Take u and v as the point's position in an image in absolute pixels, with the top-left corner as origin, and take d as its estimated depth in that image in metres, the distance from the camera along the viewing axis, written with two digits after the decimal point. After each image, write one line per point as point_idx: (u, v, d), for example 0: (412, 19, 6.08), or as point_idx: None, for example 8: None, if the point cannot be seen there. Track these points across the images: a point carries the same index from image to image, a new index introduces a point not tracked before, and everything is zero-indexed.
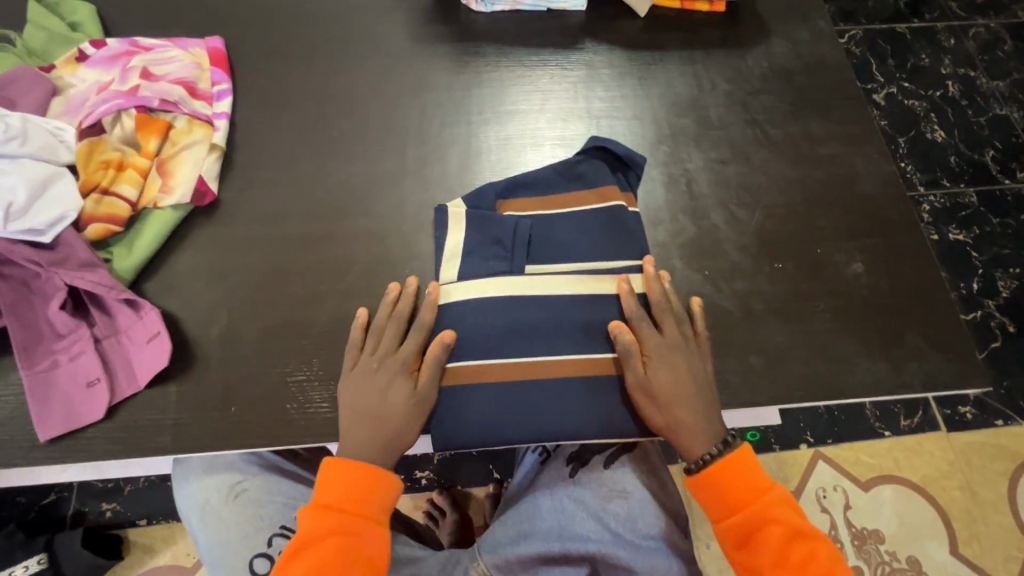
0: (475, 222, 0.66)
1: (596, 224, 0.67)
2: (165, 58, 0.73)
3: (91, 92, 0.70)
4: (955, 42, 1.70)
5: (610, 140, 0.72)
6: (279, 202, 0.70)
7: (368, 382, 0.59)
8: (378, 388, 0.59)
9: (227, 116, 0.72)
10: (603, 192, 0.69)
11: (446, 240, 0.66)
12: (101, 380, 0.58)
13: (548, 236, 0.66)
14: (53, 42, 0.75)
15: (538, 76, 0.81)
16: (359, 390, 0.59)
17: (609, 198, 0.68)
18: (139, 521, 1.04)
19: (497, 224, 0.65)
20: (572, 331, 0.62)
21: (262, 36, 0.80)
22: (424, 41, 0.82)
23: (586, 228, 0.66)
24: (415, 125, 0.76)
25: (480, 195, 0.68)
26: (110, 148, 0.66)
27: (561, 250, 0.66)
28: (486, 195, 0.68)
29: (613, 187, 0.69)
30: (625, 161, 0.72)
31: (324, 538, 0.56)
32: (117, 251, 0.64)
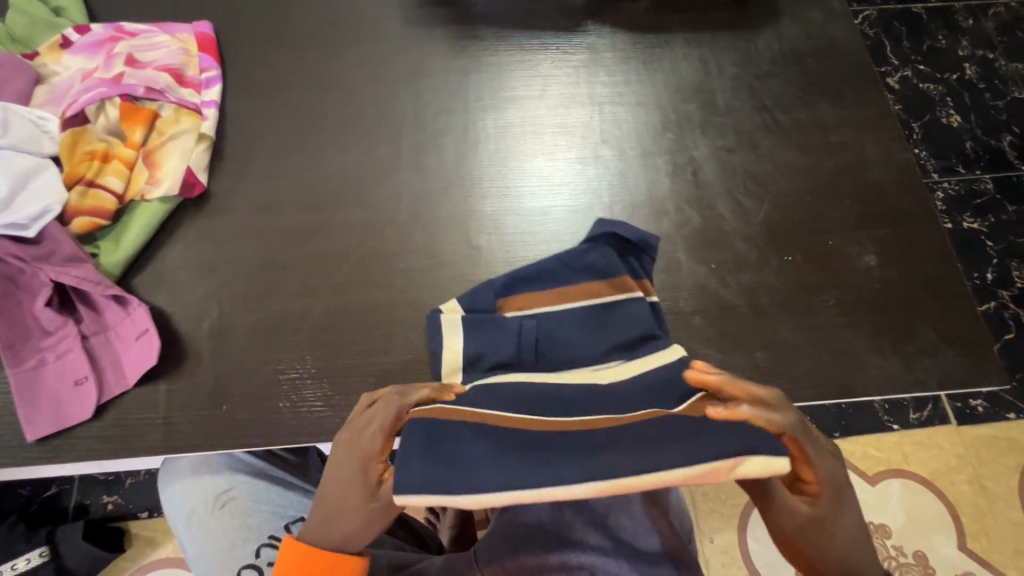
0: (474, 326, 0.58)
1: (604, 315, 0.58)
2: (151, 44, 0.70)
3: (75, 79, 0.68)
4: (973, 22, 1.64)
5: (621, 222, 0.63)
6: (271, 194, 0.68)
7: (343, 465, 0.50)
8: (347, 480, 0.49)
9: (216, 105, 0.70)
10: (615, 282, 0.60)
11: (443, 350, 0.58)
12: (89, 378, 0.57)
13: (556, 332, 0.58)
14: (35, 28, 0.72)
15: (538, 60, 0.78)
16: (339, 471, 0.50)
17: (622, 289, 0.60)
18: (141, 513, 1.04)
19: (498, 327, 0.57)
20: (598, 393, 0.50)
21: (251, 20, 0.78)
22: (420, 25, 0.79)
23: (597, 320, 0.58)
24: (411, 112, 0.73)
25: (476, 295, 0.60)
26: (95, 138, 0.64)
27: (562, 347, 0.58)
28: (483, 294, 0.60)
29: (625, 277, 0.60)
30: (638, 246, 0.62)
31: None
32: (104, 246, 0.62)
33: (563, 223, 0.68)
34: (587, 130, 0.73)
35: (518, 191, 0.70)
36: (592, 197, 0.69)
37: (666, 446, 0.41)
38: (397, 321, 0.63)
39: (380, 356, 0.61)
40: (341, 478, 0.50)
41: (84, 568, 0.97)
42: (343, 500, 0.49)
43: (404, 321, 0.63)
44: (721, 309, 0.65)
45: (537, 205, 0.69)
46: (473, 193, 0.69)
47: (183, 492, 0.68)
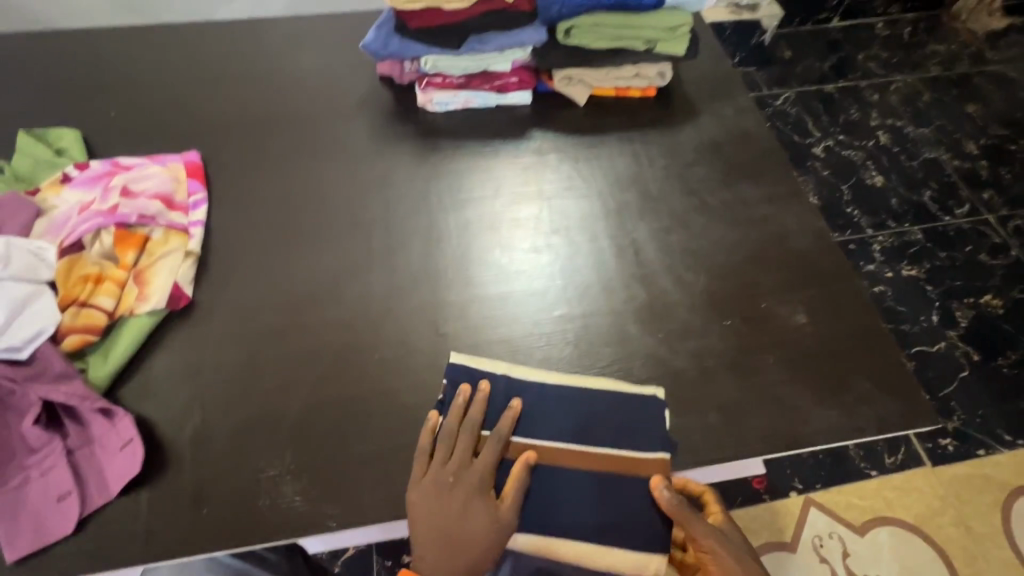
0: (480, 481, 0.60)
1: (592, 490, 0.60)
2: (143, 176, 0.78)
3: (73, 211, 0.75)
4: (879, 97, 1.89)
5: (645, 403, 0.63)
6: (254, 300, 0.74)
7: (442, 504, 0.58)
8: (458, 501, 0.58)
9: (202, 224, 0.78)
10: (633, 463, 0.61)
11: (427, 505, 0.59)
12: (72, 492, 0.59)
13: (543, 496, 0.60)
14: (38, 167, 0.82)
15: (492, 165, 0.88)
16: (437, 507, 0.58)
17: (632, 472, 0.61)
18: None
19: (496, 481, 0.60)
20: (571, 508, 0.60)
21: (237, 147, 0.88)
22: (385, 141, 0.90)
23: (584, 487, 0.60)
24: (380, 217, 0.82)
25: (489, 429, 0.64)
26: (89, 263, 0.70)
27: (555, 493, 0.60)
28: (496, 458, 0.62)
29: (638, 457, 0.61)
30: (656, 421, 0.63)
31: None
32: (93, 361, 0.66)
33: (522, 306, 0.75)
34: (538, 222, 0.82)
35: (480, 280, 0.77)
36: (547, 281, 0.77)
37: (578, 411, 0.63)
38: (370, 411, 0.67)
39: (357, 446, 0.65)
40: (441, 501, 0.58)
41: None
42: (456, 527, 0.57)
43: (378, 410, 0.67)
44: (673, 375, 0.71)
45: (498, 290, 0.76)
46: (439, 285, 0.76)
47: None
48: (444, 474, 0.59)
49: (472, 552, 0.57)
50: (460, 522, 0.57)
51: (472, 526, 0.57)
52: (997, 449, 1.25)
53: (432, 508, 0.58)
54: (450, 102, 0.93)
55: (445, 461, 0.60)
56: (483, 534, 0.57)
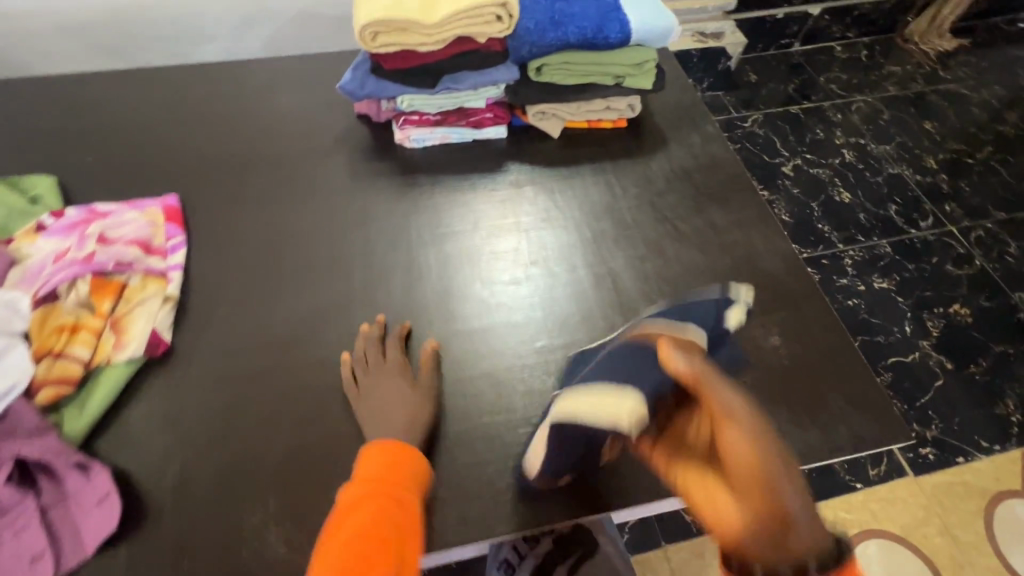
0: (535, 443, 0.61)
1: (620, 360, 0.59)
2: (120, 221, 0.78)
3: (48, 260, 0.74)
4: (841, 117, 1.98)
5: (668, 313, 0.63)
6: (233, 344, 0.73)
7: (376, 386, 0.68)
8: (410, 399, 0.67)
9: (180, 267, 0.78)
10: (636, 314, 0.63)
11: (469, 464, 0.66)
12: (46, 552, 0.57)
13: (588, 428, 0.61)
14: (12, 217, 0.80)
15: (469, 198, 0.90)
16: (371, 392, 0.68)
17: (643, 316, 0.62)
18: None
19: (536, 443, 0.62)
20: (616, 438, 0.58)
21: (215, 188, 0.88)
22: (363, 178, 0.92)
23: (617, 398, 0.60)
24: (360, 254, 0.82)
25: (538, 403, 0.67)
26: (64, 312, 0.68)
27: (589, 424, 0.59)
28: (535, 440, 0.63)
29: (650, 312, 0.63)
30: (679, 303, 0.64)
31: (359, 508, 0.56)
32: (68, 415, 0.65)
33: (502, 337, 0.76)
34: (517, 254, 0.84)
35: (461, 313, 0.78)
36: (526, 312, 0.78)
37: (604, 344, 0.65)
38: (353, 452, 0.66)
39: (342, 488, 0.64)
40: (394, 396, 0.67)
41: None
42: (388, 403, 0.67)
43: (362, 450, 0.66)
44: None
45: (477, 322, 0.77)
46: (421, 321, 0.77)
47: None
48: (373, 366, 0.70)
49: (409, 421, 0.66)
50: (408, 412, 0.66)
51: (400, 392, 0.67)
52: (975, 455, 1.28)
53: (373, 393, 0.68)
54: (426, 138, 0.95)
55: (369, 365, 0.70)
56: (411, 393, 0.68)
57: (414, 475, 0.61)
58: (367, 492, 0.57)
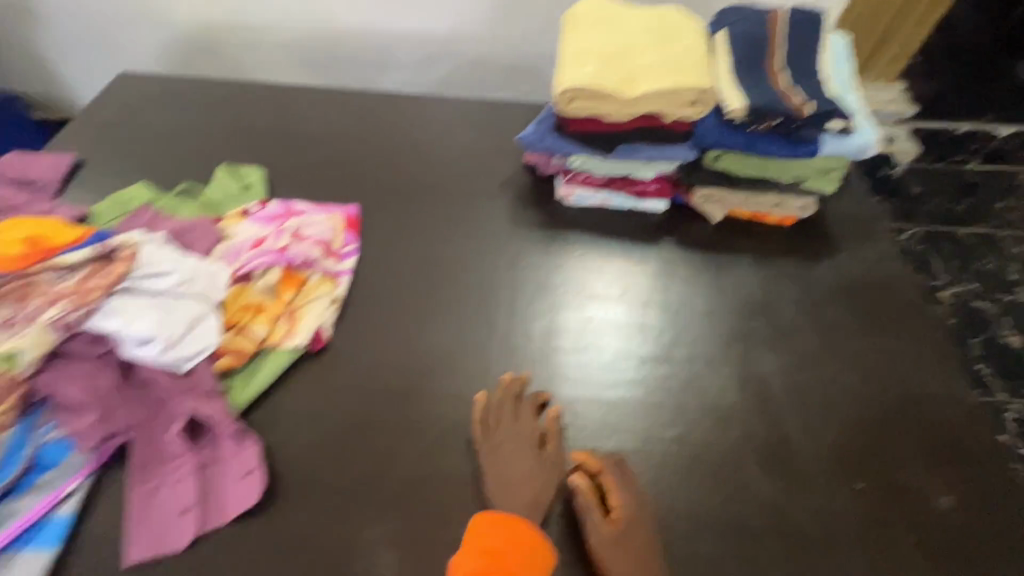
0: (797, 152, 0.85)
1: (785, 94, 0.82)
2: (312, 221, 0.87)
3: (246, 244, 0.84)
4: (1019, 249, 1.76)
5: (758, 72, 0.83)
6: (381, 356, 0.78)
7: (506, 454, 0.68)
8: (536, 474, 0.67)
9: (349, 273, 0.85)
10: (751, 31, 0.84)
11: (681, 464, 0.70)
12: (191, 510, 0.63)
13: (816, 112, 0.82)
14: (227, 198, 0.94)
15: (618, 266, 0.90)
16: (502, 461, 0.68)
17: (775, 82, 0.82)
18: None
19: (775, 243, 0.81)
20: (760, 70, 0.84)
21: (389, 207, 0.96)
22: (521, 225, 0.96)
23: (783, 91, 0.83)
24: (507, 298, 0.85)
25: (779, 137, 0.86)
26: (253, 294, 0.78)
27: None
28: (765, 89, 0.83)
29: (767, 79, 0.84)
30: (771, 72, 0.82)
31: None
32: (237, 383, 0.72)
33: (629, 417, 0.73)
34: (658, 333, 0.82)
35: (595, 382, 0.77)
36: (663, 396, 0.76)
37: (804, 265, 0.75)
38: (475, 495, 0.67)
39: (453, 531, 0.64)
40: (519, 462, 0.68)
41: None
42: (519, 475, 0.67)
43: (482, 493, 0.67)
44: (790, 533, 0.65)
45: (599, 393, 0.76)
46: (554, 379, 0.77)
47: None
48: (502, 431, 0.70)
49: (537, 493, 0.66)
50: (529, 479, 0.67)
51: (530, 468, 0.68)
52: None
53: (502, 461, 0.68)
54: (587, 198, 0.98)
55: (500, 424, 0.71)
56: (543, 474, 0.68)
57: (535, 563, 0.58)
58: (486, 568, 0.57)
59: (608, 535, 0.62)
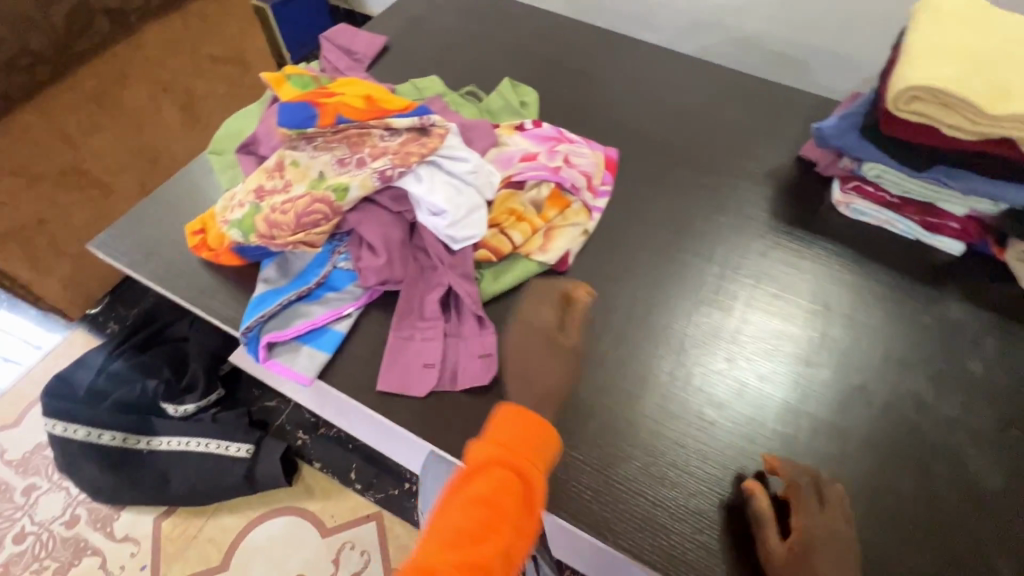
0: None
1: None
2: (580, 152, 0.90)
3: (517, 155, 0.87)
4: None
5: None
6: (614, 301, 0.80)
7: (531, 343, 0.69)
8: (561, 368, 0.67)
9: (600, 211, 0.87)
10: None
11: (909, 525, 0.64)
12: (434, 367, 0.71)
13: None
14: (503, 109, 0.99)
15: (881, 295, 0.81)
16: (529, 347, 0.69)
17: None
18: (242, 448, 1.14)
19: None
20: None
21: (647, 162, 0.96)
22: (779, 218, 0.89)
23: None
24: (747, 288, 0.82)
25: None
26: (519, 202, 0.81)
27: None
28: None
29: None
30: None
31: (485, 470, 0.49)
32: (487, 277, 0.79)
33: (856, 456, 0.68)
34: (913, 383, 0.73)
35: (823, 405, 0.71)
36: (904, 449, 0.68)
37: None
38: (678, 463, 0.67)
39: (655, 487, 0.66)
40: (540, 363, 0.67)
41: (226, 492, 1.14)
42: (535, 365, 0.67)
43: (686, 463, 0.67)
44: None
45: (829, 417, 0.70)
46: (779, 386, 0.73)
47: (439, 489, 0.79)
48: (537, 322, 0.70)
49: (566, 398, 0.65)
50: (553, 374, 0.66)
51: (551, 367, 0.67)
52: None
53: (530, 352, 0.68)
54: (866, 213, 0.87)
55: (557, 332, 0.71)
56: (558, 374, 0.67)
57: (543, 465, 0.51)
58: (498, 458, 0.50)
59: (782, 555, 0.56)
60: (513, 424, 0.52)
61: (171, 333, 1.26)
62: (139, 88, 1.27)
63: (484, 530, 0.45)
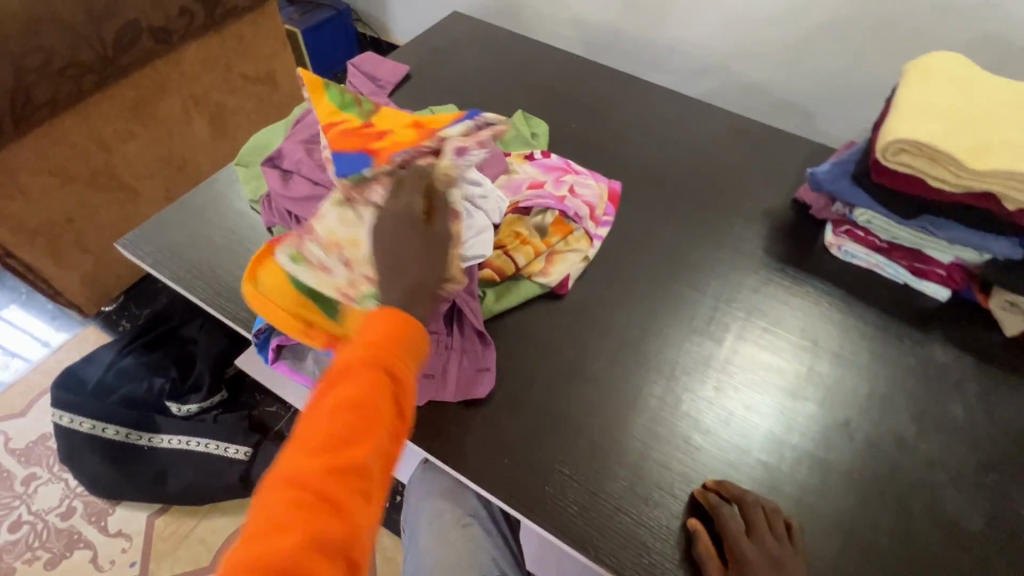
0: None
1: None
2: (585, 183, 0.95)
3: (526, 183, 0.92)
4: None
5: None
6: (610, 324, 0.84)
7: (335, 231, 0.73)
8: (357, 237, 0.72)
9: (600, 240, 0.92)
10: None
11: (887, 559, 0.65)
12: (434, 378, 0.74)
13: None
14: (514, 138, 1.05)
15: (866, 335, 0.84)
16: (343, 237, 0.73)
17: None
18: (241, 450, 1.17)
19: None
20: None
21: (648, 195, 1.01)
22: (772, 256, 0.93)
23: None
24: (738, 320, 0.85)
25: None
26: (524, 226, 0.85)
27: None
28: None
29: None
30: None
31: (356, 381, 0.46)
32: (489, 296, 0.83)
33: (835, 489, 0.70)
34: (895, 421, 0.75)
35: (806, 438, 0.74)
36: (884, 484, 0.70)
37: None
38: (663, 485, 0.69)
39: (639, 507, 0.68)
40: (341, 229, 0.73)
41: (221, 492, 1.16)
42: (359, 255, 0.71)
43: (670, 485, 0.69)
44: None
45: (812, 449, 0.73)
46: (765, 417, 0.75)
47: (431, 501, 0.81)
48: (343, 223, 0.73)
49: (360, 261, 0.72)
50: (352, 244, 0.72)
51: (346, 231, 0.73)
52: None
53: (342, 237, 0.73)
54: (856, 256, 0.91)
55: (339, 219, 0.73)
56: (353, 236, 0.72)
57: (407, 351, 0.49)
58: (357, 356, 0.47)
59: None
60: (382, 329, 0.49)
61: (183, 334, 1.29)
62: (174, 102, 1.34)
63: (348, 448, 0.43)
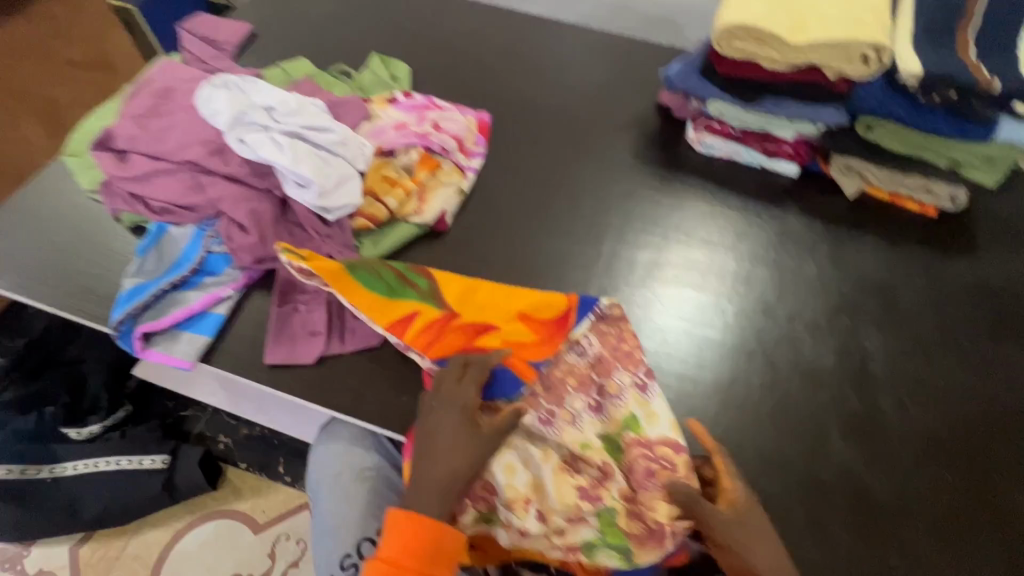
0: None
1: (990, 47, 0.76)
2: (451, 117, 0.93)
3: (390, 125, 0.89)
4: None
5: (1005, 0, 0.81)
6: (495, 253, 0.85)
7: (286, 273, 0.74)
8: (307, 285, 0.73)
9: (475, 171, 0.91)
10: None
11: (761, 411, 0.73)
12: (320, 334, 0.73)
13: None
14: (375, 83, 1.01)
15: (730, 218, 0.90)
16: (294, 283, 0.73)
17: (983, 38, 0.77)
18: (158, 460, 1.09)
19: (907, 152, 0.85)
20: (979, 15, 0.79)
21: (519, 123, 1.00)
22: (641, 161, 0.97)
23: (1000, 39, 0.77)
24: (617, 225, 0.89)
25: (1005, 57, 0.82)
26: (392, 168, 0.84)
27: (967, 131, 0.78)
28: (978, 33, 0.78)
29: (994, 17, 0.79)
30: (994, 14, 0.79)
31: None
32: (366, 244, 0.81)
33: (713, 359, 0.76)
34: (761, 289, 0.82)
35: (686, 318, 0.79)
36: (754, 347, 0.77)
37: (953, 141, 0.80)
38: None
39: None
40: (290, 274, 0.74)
41: (145, 505, 1.11)
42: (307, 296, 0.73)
43: None
44: (856, 494, 0.68)
45: (693, 328, 0.79)
46: (648, 307, 0.80)
47: (334, 455, 0.83)
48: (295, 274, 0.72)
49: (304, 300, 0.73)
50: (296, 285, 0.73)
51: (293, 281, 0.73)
52: None
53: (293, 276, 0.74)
54: (715, 147, 0.96)
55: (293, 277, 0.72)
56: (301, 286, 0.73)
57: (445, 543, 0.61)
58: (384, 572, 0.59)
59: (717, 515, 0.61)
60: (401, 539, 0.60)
61: (67, 356, 1.19)
62: None
63: None
